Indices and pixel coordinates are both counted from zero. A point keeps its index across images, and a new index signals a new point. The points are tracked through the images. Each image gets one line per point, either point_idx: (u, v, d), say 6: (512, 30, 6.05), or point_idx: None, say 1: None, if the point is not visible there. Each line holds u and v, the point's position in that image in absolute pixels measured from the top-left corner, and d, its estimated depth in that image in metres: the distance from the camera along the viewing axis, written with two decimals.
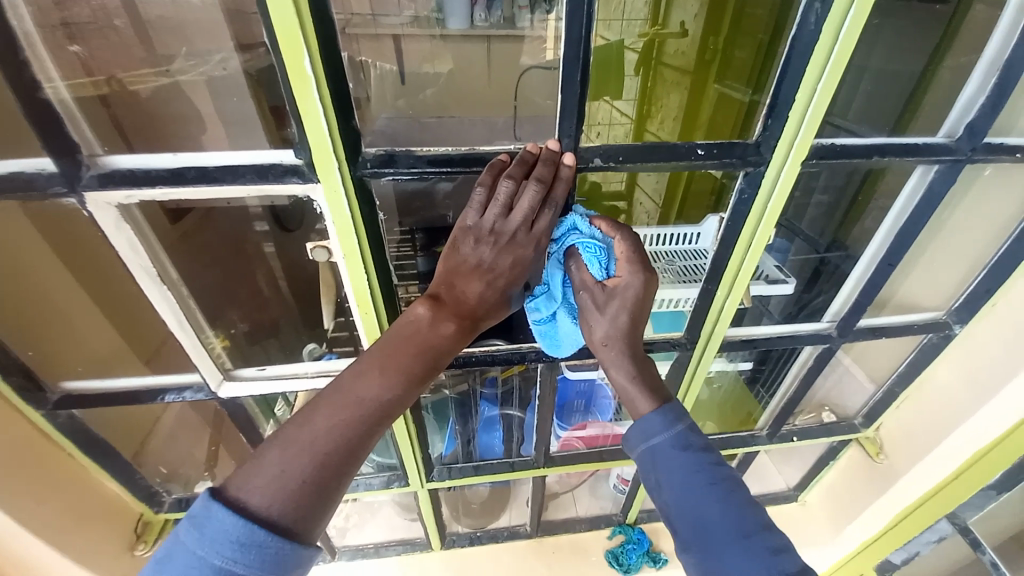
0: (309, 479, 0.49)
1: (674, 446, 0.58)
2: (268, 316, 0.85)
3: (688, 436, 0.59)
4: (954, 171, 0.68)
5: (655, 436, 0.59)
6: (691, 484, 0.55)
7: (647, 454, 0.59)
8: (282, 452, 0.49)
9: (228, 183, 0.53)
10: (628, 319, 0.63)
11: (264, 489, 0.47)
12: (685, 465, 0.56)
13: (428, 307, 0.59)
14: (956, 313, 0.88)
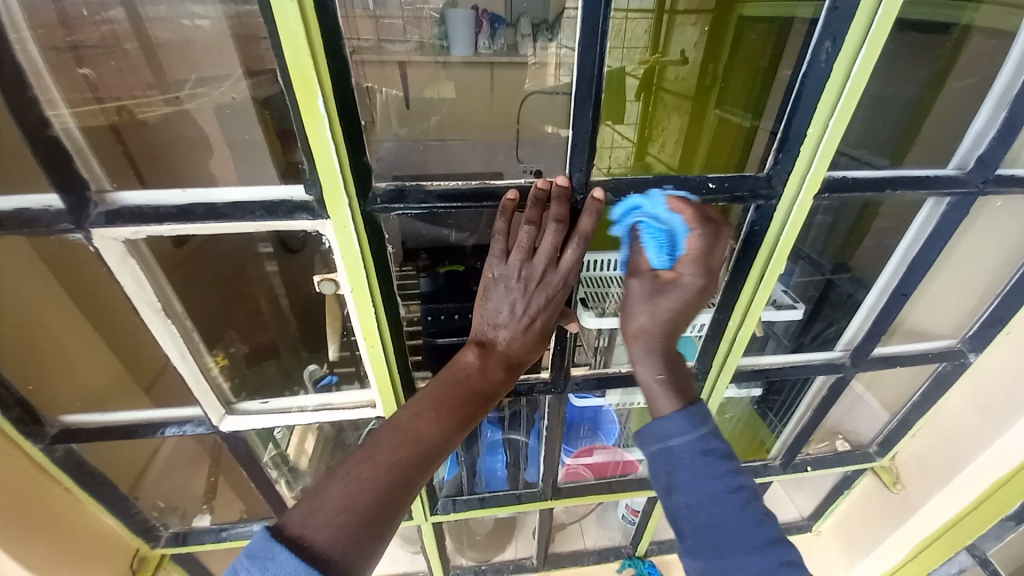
0: (372, 519, 0.48)
1: (703, 454, 0.56)
2: (269, 338, 0.82)
3: (717, 444, 0.57)
4: (967, 202, 0.68)
5: (679, 438, 0.57)
6: (722, 499, 0.53)
7: (665, 455, 0.57)
8: (345, 488, 0.49)
9: (236, 219, 0.53)
10: (684, 310, 0.61)
11: (329, 526, 0.46)
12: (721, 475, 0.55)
13: (475, 352, 0.61)
14: (971, 342, 0.87)
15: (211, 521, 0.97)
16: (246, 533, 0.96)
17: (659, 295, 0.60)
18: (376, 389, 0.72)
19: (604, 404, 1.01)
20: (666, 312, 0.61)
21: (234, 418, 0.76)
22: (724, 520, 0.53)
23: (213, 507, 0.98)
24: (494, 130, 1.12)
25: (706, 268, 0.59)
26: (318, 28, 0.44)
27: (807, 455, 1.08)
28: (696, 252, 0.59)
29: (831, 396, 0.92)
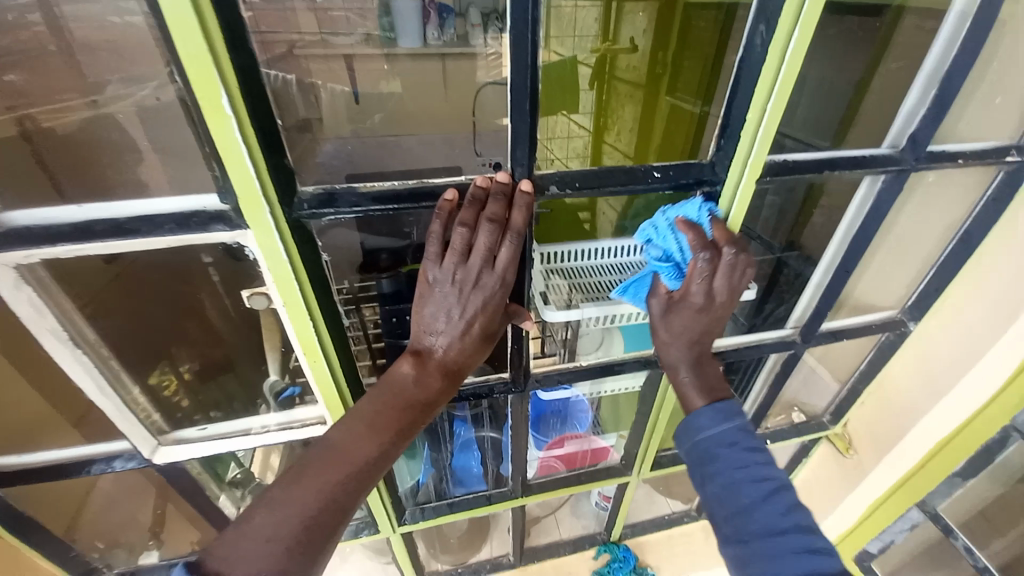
0: (301, 546, 0.47)
1: (730, 447, 0.58)
2: (222, 354, 0.76)
3: (743, 439, 0.58)
4: (901, 179, 0.70)
5: (709, 432, 0.60)
6: (743, 489, 0.54)
7: (699, 450, 0.59)
8: (269, 517, 0.47)
9: (143, 235, 0.48)
10: (702, 327, 0.64)
11: (250, 561, 0.45)
12: (740, 464, 0.56)
13: (411, 362, 0.58)
14: (910, 311, 0.92)
15: (159, 558, 0.90)
16: None
17: (673, 310, 0.65)
18: (324, 406, 0.68)
19: (572, 395, 1.00)
20: (681, 330, 0.65)
21: (169, 448, 0.70)
22: (744, 509, 0.53)
23: (161, 542, 0.91)
24: (447, 124, 1.09)
25: (706, 293, 0.61)
26: (215, 19, 0.39)
27: (767, 429, 1.12)
28: (697, 277, 0.60)
29: (782, 373, 0.95)
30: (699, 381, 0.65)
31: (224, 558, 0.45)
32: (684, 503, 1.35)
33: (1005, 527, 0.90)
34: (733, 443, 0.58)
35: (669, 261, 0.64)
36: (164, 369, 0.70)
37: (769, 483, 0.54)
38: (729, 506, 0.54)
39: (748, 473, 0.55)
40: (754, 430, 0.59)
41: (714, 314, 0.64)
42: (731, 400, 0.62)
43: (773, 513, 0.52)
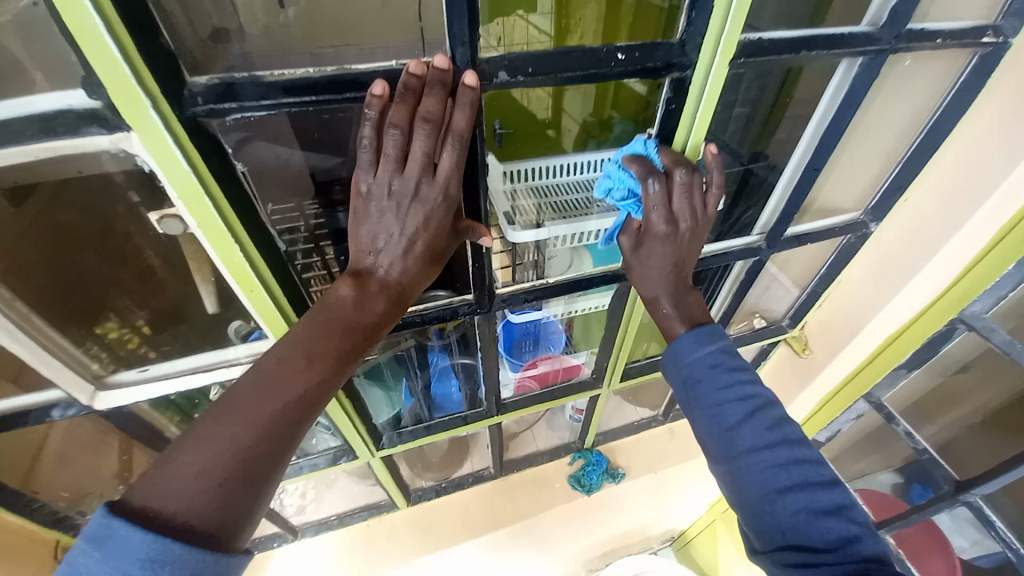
0: (235, 479, 0.44)
1: (716, 366, 0.62)
2: (168, 300, 0.70)
3: (726, 360, 0.63)
4: (878, 62, 0.66)
5: (694, 355, 0.64)
6: (735, 414, 0.58)
7: (686, 369, 0.63)
8: (203, 446, 0.44)
9: (2, 144, 0.40)
10: (674, 252, 0.66)
11: (188, 488, 0.42)
12: (731, 393, 0.60)
13: (351, 285, 0.55)
14: (872, 212, 0.92)
15: None
16: None
17: (644, 247, 0.67)
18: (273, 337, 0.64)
19: (544, 317, 1.01)
20: (657, 262, 0.67)
21: (109, 392, 0.66)
22: (735, 429, 0.58)
23: (133, 485, 0.90)
24: None
25: (667, 222, 0.63)
26: None
27: (729, 336, 1.15)
28: (655, 206, 0.62)
29: (749, 277, 0.96)
30: (682, 315, 0.68)
31: (146, 499, 0.40)
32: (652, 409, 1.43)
33: (938, 414, 1.02)
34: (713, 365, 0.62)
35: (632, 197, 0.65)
36: (112, 324, 0.67)
37: (751, 400, 0.59)
38: (719, 425, 0.59)
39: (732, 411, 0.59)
40: (735, 352, 0.64)
41: (679, 238, 0.65)
42: (712, 324, 0.65)
43: (761, 429, 0.57)
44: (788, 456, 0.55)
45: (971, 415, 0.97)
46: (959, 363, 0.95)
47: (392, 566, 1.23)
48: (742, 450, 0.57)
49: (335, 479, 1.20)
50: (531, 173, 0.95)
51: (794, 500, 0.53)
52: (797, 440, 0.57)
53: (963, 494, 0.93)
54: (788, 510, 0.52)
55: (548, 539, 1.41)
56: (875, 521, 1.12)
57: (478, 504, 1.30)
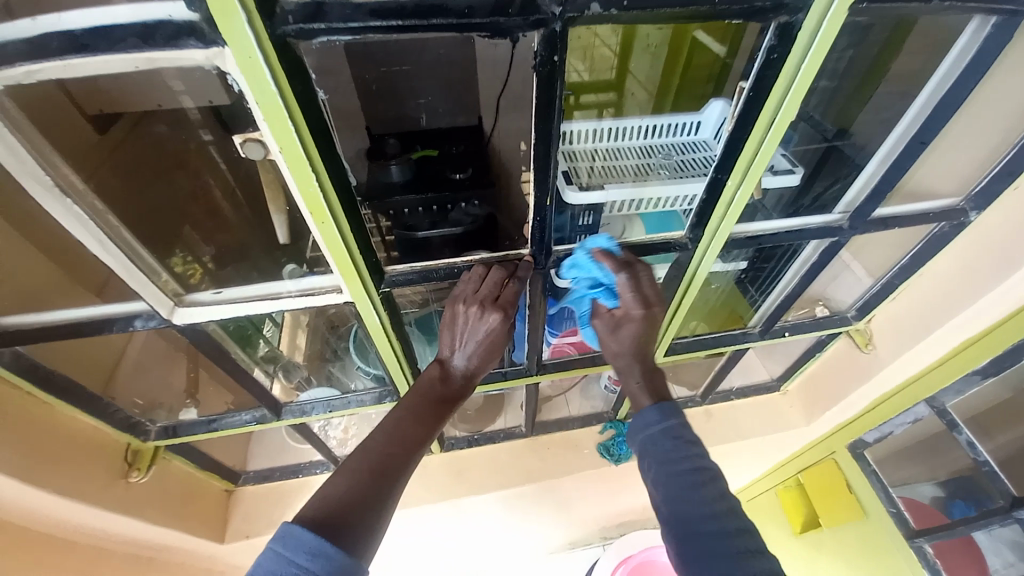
0: (372, 497, 0.59)
1: (671, 440, 0.65)
2: (234, 238, 0.78)
3: (681, 433, 0.66)
4: (1016, 21, 0.58)
5: (651, 426, 0.67)
6: (689, 494, 0.60)
7: (645, 441, 0.66)
8: (348, 473, 0.61)
9: (105, 52, 0.42)
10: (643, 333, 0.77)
11: (342, 502, 0.57)
12: (686, 465, 0.62)
13: (437, 369, 0.78)
14: (975, 199, 0.83)
15: (197, 414, 0.96)
16: (236, 423, 0.96)
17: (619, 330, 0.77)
18: (337, 272, 0.67)
19: None
20: (631, 343, 0.77)
21: (186, 310, 0.71)
22: (692, 506, 0.59)
23: (198, 401, 0.97)
24: None
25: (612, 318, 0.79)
26: None
27: (786, 322, 1.10)
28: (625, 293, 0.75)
29: (817, 264, 0.90)
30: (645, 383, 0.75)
31: (317, 509, 0.56)
32: (690, 389, 1.40)
33: (998, 432, 0.94)
34: (674, 439, 0.65)
35: (602, 286, 0.77)
36: (180, 255, 0.72)
37: (703, 474, 0.62)
38: (677, 497, 0.60)
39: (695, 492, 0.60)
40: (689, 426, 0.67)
41: (648, 321, 0.77)
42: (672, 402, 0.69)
43: (711, 506, 0.59)
44: (736, 529, 0.57)
45: None
46: None
47: (422, 505, 1.30)
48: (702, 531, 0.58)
49: (375, 419, 1.26)
50: (587, 135, 0.89)
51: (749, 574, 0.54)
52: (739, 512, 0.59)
53: (1017, 510, 0.87)
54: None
55: (569, 500, 1.45)
56: (914, 528, 1.03)
57: (507, 459, 1.34)
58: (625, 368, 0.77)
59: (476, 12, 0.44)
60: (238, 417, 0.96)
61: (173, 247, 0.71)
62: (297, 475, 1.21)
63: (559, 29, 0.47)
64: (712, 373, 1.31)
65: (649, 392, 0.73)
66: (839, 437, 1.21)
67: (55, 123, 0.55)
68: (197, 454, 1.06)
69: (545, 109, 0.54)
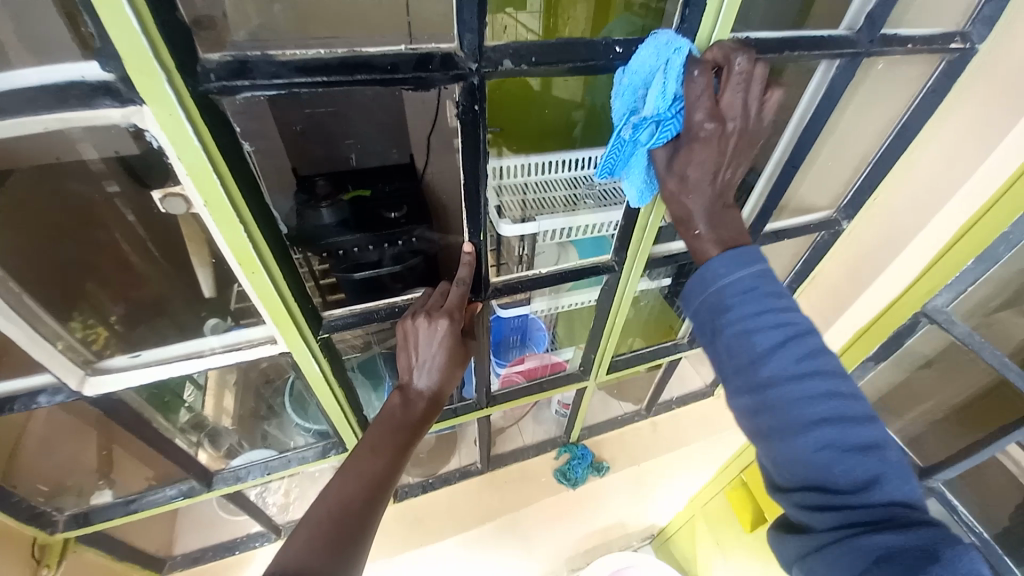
0: (335, 547, 0.56)
1: (750, 293, 0.56)
2: (150, 293, 0.75)
3: (764, 287, 0.57)
4: (854, 65, 0.71)
5: (727, 283, 0.57)
6: (755, 355, 0.55)
7: (715, 298, 0.58)
8: (307, 526, 0.58)
9: (10, 113, 0.40)
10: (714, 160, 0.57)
11: (300, 558, 0.54)
12: (770, 319, 0.55)
13: (398, 395, 0.75)
14: (845, 210, 0.97)
15: (114, 496, 0.85)
16: (160, 500, 0.86)
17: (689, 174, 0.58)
18: (271, 321, 0.64)
19: (528, 312, 1.01)
20: (700, 171, 0.58)
21: (100, 378, 0.65)
22: (760, 355, 0.55)
23: (113, 481, 0.86)
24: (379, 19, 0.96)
25: (714, 116, 0.54)
26: None
27: None
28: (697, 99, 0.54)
29: None
30: (715, 233, 0.60)
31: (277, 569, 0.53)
32: (636, 404, 1.45)
33: (905, 409, 1.07)
34: (750, 291, 0.56)
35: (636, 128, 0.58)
36: (79, 321, 0.65)
37: (788, 324, 0.54)
38: (744, 353, 0.55)
39: (790, 369, 0.53)
40: (773, 276, 0.58)
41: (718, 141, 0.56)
42: (750, 247, 0.58)
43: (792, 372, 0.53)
44: (823, 389, 0.52)
45: (933, 412, 1.03)
46: (924, 358, 1.01)
47: (380, 562, 1.22)
48: (771, 377, 0.54)
49: (319, 476, 1.17)
50: (517, 169, 0.92)
51: (827, 435, 0.51)
52: (834, 372, 0.53)
53: (928, 479, 0.99)
54: (809, 449, 0.52)
55: (531, 534, 1.42)
56: None
57: (466, 499, 1.31)
58: (689, 207, 0.60)
59: (400, 68, 0.48)
60: (162, 492, 0.86)
61: (74, 309, 0.65)
62: (233, 552, 1.10)
63: (478, 82, 0.52)
64: (653, 387, 1.37)
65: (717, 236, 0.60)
66: None
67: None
68: (114, 543, 0.93)
69: (471, 153, 0.58)
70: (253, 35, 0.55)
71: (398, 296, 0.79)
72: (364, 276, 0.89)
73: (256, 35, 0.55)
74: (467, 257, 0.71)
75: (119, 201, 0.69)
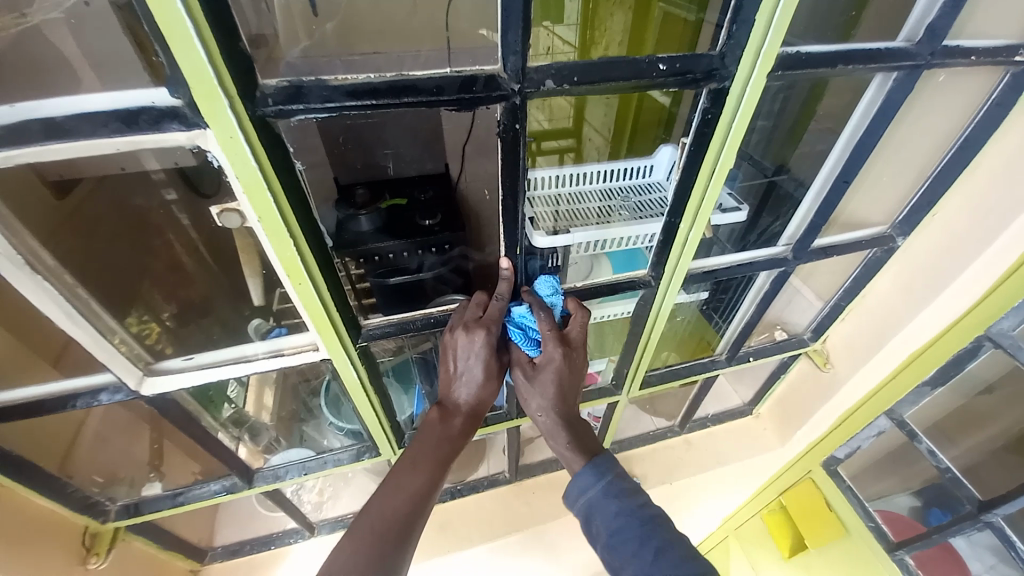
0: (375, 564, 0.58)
1: (610, 497, 0.67)
2: (197, 293, 0.82)
3: (613, 491, 0.68)
4: (913, 77, 0.67)
5: (590, 488, 0.68)
6: (632, 548, 0.61)
7: (587, 501, 0.68)
8: (349, 546, 0.60)
9: (88, 136, 0.43)
10: (567, 378, 0.75)
11: None
12: (636, 524, 0.63)
13: (438, 412, 0.76)
14: (899, 227, 0.92)
15: (162, 488, 0.90)
16: (204, 494, 0.91)
17: (538, 376, 0.75)
18: (314, 329, 0.67)
19: None
20: (549, 388, 0.75)
21: (155, 378, 0.69)
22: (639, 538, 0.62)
23: (162, 474, 0.91)
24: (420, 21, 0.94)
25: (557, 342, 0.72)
26: None
27: (750, 347, 1.15)
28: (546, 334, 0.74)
29: (770, 292, 0.96)
30: (579, 446, 0.75)
31: None
32: (667, 419, 1.43)
33: (964, 439, 0.99)
34: (614, 494, 0.67)
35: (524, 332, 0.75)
36: (135, 318, 0.69)
37: (663, 528, 0.63)
38: (632, 545, 0.62)
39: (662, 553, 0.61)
40: (625, 484, 0.68)
41: (571, 362, 0.75)
42: (605, 456, 0.72)
43: (667, 549, 0.61)
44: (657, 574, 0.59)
45: (994, 440, 0.95)
46: (985, 384, 0.95)
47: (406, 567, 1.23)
48: (642, 559, 0.61)
49: (350, 477, 1.21)
50: (552, 180, 0.95)
51: None
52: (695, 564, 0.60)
53: (986, 514, 0.90)
54: None
55: (559, 546, 1.40)
56: (893, 541, 1.07)
57: (493, 508, 1.31)
58: (551, 423, 0.77)
59: (446, 90, 0.49)
60: (207, 487, 0.91)
61: (131, 307, 0.70)
62: (269, 547, 1.14)
63: (520, 102, 0.52)
64: (687, 403, 1.34)
65: (580, 448, 0.75)
66: (810, 458, 1.23)
67: (19, 203, 0.53)
68: (160, 533, 0.98)
69: (511, 169, 0.59)
70: (305, 55, 0.58)
71: (433, 309, 0.80)
72: (400, 281, 0.93)
73: (309, 56, 0.58)
74: (504, 272, 0.72)
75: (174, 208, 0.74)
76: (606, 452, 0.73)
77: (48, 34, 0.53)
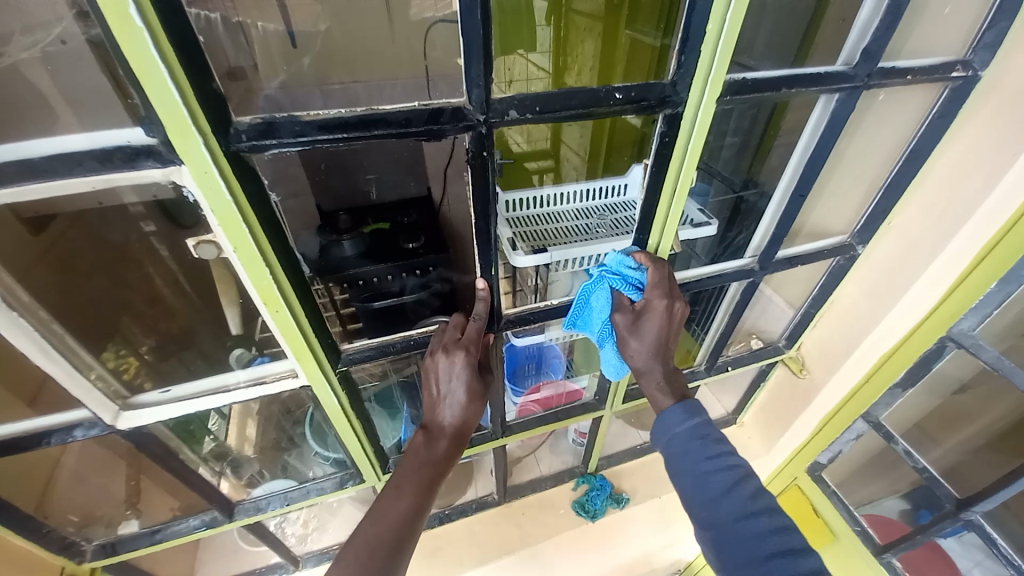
0: None
1: (699, 438, 0.69)
2: (176, 328, 0.81)
3: (705, 433, 0.70)
4: (854, 97, 0.71)
5: (678, 428, 0.71)
6: (716, 499, 0.64)
7: (673, 441, 0.71)
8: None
9: (64, 175, 0.44)
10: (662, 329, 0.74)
11: None
12: (720, 471, 0.66)
13: (422, 434, 0.76)
14: (859, 235, 0.96)
15: (139, 526, 0.87)
16: (183, 530, 0.88)
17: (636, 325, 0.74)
18: (293, 356, 0.67)
19: (544, 340, 1.03)
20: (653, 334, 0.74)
21: (131, 413, 0.68)
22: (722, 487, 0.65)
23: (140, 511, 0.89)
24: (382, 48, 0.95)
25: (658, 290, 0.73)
26: None
27: (728, 357, 1.17)
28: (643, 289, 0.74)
29: (742, 300, 1.00)
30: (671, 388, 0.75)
31: None
32: None
33: (944, 437, 1.03)
34: (701, 436, 0.70)
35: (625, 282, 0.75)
36: (113, 352, 0.69)
37: (733, 473, 0.65)
38: (708, 496, 0.65)
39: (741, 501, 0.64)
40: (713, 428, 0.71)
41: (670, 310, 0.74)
42: (691, 400, 0.73)
43: (740, 504, 0.63)
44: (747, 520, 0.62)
45: (972, 440, 0.98)
46: (958, 383, 0.98)
47: None
48: (728, 506, 0.64)
49: (336, 507, 1.18)
50: (528, 202, 1.00)
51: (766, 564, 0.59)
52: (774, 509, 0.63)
53: (966, 512, 0.93)
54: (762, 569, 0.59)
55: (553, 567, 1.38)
56: (880, 543, 1.09)
57: (484, 531, 1.29)
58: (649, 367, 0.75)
59: (414, 122, 0.51)
60: (186, 522, 0.88)
61: (109, 343, 0.70)
62: None
63: (486, 130, 0.55)
64: None
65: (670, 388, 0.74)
66: (796, 464, 1.25)
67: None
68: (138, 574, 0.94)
69: (481, 193, 0.61)
70: (283, 88, 0.60)
71: (413, 331, 0.80)
72: (386, 305, 0.91)
73: (287, 89, 0.61)
74: (480, 292, 0.73)
75: (153, 240, 0.73)
76: (692, 397, 0.75)
77: (29, 73, 0.54)
